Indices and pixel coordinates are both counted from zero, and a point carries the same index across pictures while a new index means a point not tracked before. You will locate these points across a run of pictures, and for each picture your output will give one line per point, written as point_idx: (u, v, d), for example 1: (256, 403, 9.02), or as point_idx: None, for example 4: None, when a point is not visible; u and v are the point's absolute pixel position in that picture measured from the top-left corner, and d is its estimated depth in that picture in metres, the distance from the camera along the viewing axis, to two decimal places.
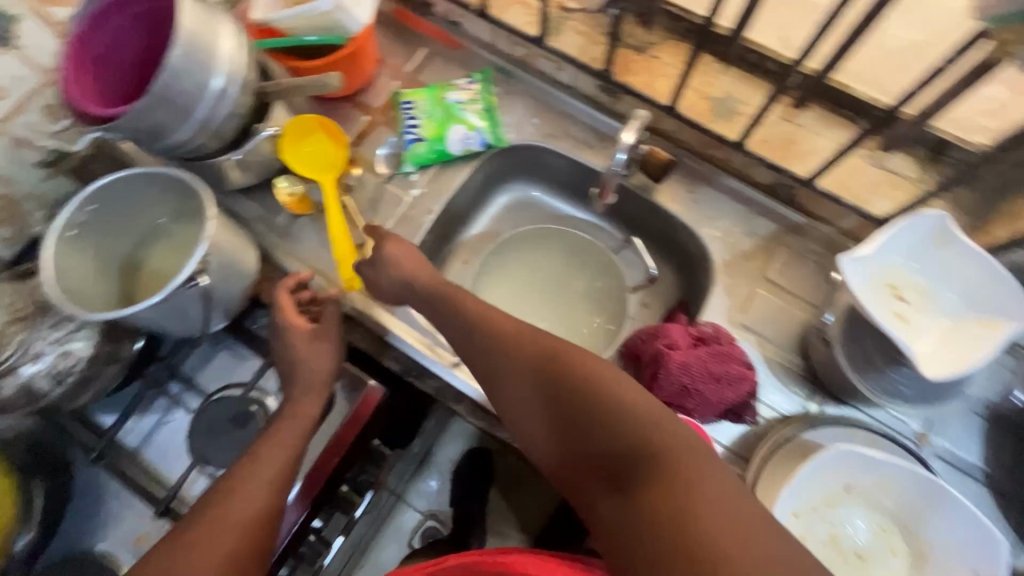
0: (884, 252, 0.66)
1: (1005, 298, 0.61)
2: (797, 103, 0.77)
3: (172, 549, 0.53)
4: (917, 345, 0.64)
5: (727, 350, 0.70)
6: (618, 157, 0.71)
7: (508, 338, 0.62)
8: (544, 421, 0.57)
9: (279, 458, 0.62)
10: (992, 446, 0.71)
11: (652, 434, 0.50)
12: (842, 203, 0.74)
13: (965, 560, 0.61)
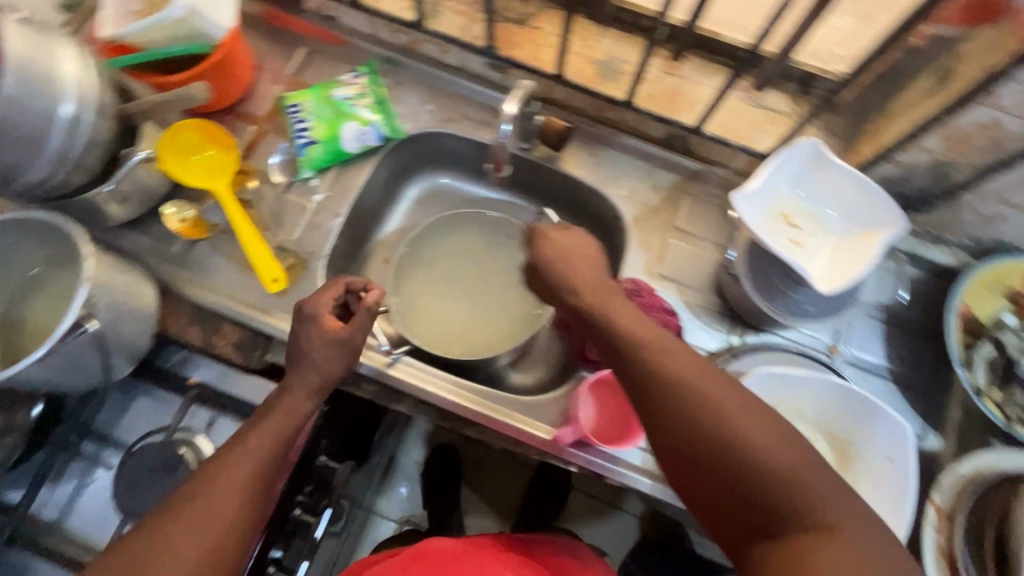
0: (772, 183, 0.71)
1: (877, 210, 0.67)
2: (676, 56, 0.79)
3: (181, 504, 0.50)
4: (813, 266, 0.68)
5: (649, 300, 0.73)
6: (504, 128, 0.71)
7: (654, 343, 0.53)
8: (675, 451, 0.50)
9: (262, 453, 0.55)
10: (891, 345, 0.78)
11: (812, 484, 0.46)
12: (730, 145, 0.78)
13: (880, 449, 0.65)
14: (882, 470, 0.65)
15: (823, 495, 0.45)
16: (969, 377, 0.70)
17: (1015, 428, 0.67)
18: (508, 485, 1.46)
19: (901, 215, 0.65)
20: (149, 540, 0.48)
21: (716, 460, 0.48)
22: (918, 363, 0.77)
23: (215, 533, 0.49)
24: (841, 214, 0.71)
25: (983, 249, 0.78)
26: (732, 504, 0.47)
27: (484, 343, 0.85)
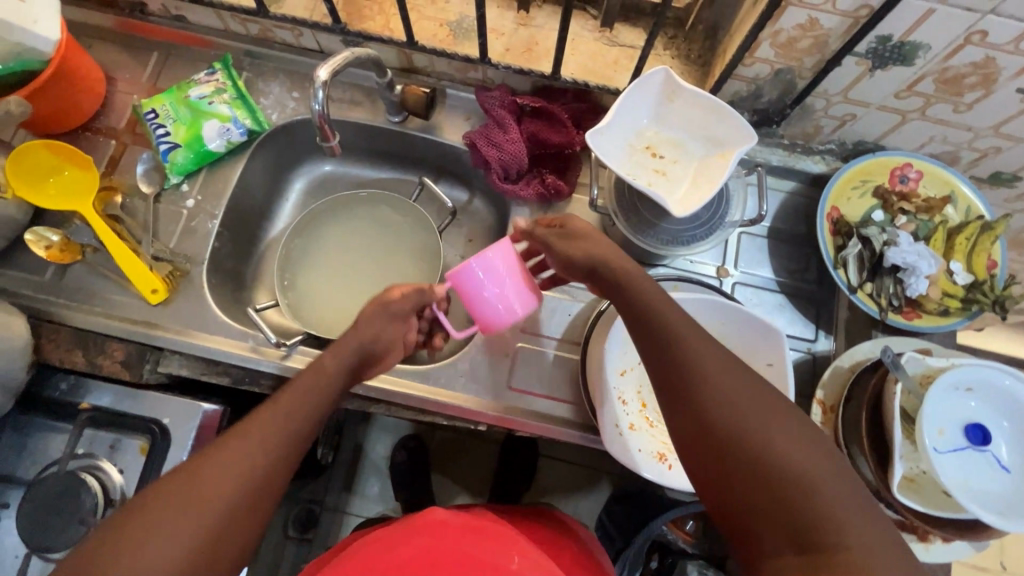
0: (629, 121, 0.71)
1: (732, 127, 0.67)
2: (526, 7, 0.79)
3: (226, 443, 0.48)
4: (675, 194, 0.70)
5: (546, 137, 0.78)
6: (316, 98, 0.61)
7: (691, 332, 0.51)
8: (698, 437, 0.47)
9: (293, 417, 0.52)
10: (778, 258, 0.80)
11: (840, 495, 0.42)
12: (592, 87, 0.78)
13: (761, 357, 0.67)
14: (763, 375, 0.67)
15: (848, 510, 0.41)
16: (843, 276, 0.72)
17: (887, 317, 0.70)
18: (473, 463, 1.47)
19: (748, 129, 0.65)
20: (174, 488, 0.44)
21: (738, 451, 0.45)
22: (806, 271, 0.80)
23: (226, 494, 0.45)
24: (702, 138, 0.71)
25: (848, 151, 0.80)
26: (752, 497, 0.43)
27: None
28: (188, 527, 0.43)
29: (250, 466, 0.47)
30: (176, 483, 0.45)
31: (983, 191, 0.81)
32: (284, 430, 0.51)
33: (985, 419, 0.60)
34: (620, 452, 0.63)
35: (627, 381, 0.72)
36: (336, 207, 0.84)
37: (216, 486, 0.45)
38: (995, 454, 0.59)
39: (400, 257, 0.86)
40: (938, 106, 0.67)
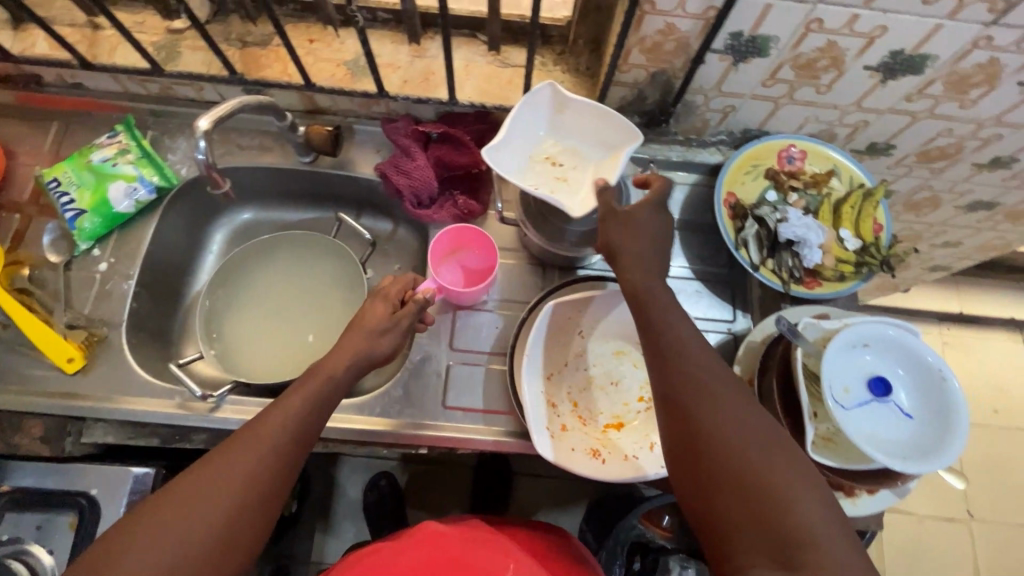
0: (525, 133, 0.74)
1: (621, 130, 0.71)
2: (420, 41, 0.82)
3: (228, 453, 0.51)
4: (577, 198, 0.73)
5: (454, 163, 0.81)
6: (199, 147, 0.63)
7: (703, 365, 0.54)
8: (695, 462, 0.50)
9: (288, 435, 0.54)
10: (691, 248, 0.84)
11: (822, 513, 0.45)
12: (490, 108, 0.81)
13: None
14: None
15: (833, 541, 0.44)
16: (745, 255, 0.76)
17: (791, 288, 0.74)
18: (446, 492, 1.45)
19: (634, 128, 0.69)
20: (178, 497, 0.48)
21: (733, 469, 0.48)
22: (718, 256, 0.84)
23: (227, 512, 0.48)
24: (597, 142, 0.75)
25: (738, 140, 0.85)
26: (742, 523, 0.46)
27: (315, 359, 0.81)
28: (189, 534, 0.47)
29: (244, 474, 0.50)
30: (179, 491, 0.48)
31: (865, 162, 0.87)
32: (273, 440, 0.53)
33: (883, 370, 0.64)
34: (551, 452, 0.64)
35: (555, 383, 0.74)
36: (257, 252, 0.85)
37: (214, 502, 0.48)
38: (898, 403, 0.63)
39: (326, 294, 0.86)
40: (802, 90, 0.73)
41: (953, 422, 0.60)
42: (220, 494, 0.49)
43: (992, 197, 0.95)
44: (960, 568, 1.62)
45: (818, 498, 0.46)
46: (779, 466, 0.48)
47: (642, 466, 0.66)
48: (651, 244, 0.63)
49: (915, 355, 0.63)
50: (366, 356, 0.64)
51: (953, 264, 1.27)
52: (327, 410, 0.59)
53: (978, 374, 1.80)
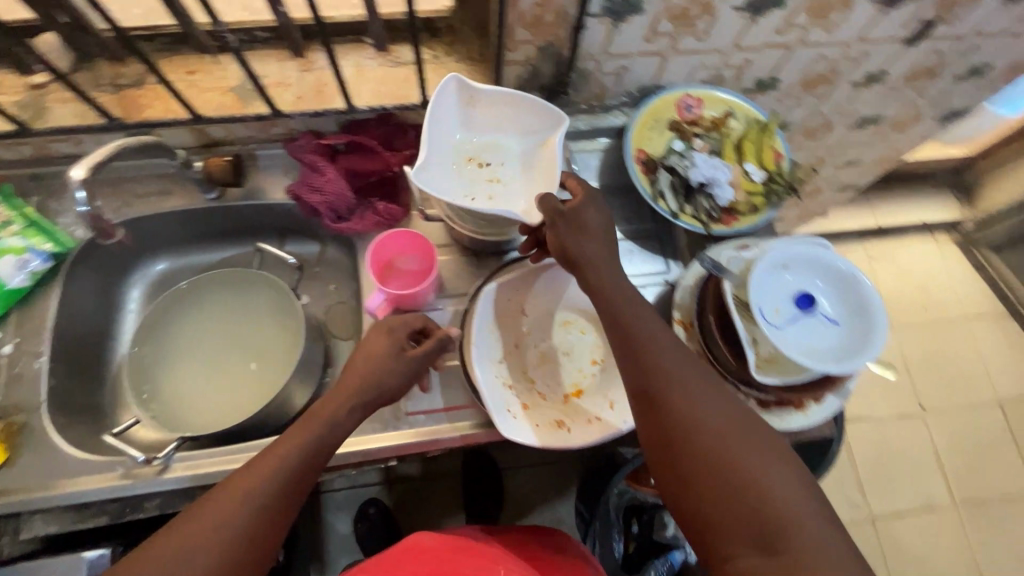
0: (445, 141, 0.74)
1: (534, 112, 0.73)
2: (305, 54, 0.80)
3: (217, 500, 0.50)
4: (517, 195, 0.74)
5: (366, 170, 0.79)
6: (78, 196, 0.62)
7: (679, 363, 0.56)
8: (673, 458, 0.52)
9: (276, 479, 0.53)
10: (615, 210, 0.86)
11: (799, 497, 0.48)
12: (390, 109, 0.80)
13: None
14: None
15: (813, 519, 0.47)
16: (664, 206, 0.78)
17: (712, 228, 0.77)
18: (436, 502, 1.44)
19: (553, 108, 0.71)
20: (161, 548, 0.47)
21: (713, 461, 0.50)
22: (642, 213, 0.86)
23: (210, 564, 0.47)
24: (516, 130, 0.76)
25: (637, 99, 0.88)
26: (726, 513, 0.48)
27: (261, 395, 0.78)
28: None
29: (231, 523, 0.49)
30: (165, 542, 0.47)
31: (757, 99, 0.92)
32: (263, 485, 0.52)
33: (804, 285, 0.68)
34: (515, 432, 0.65)
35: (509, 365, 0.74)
36: (178, 299, 0.79)
37: (197, 552, 0.47)
38: (824, 313, 0.66)
39: (263, 329, 0.82)
40: (684, 40, 0.76)
41: (873, 320, 0.64)
42: (203, 542, 0.47)
43: (876, 112, 1.02)
44: (922, 458, 1.75)
45: (794, 483, 0.49)
46: (756, 455, 0.50)
47: (606, 425, 0.67)
48: (606, 239, 0.66)
49: (829, 265, 0.68)
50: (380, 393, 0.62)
51: (858, 181, 1.36)
52: (322, 452, 0.57)
53: (904, 279, 1.95)
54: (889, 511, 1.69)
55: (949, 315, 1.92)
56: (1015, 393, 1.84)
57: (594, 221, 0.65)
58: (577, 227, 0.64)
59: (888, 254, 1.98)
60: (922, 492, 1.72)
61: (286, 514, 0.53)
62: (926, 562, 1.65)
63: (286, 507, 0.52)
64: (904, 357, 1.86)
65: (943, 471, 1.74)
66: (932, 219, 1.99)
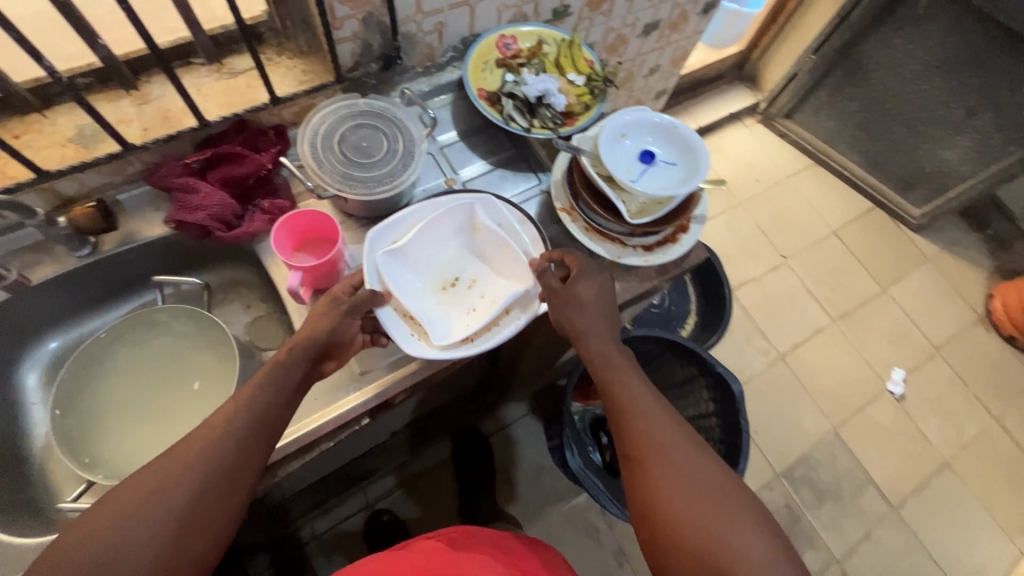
0: (415, 291, 0.80)
1: (457, 216, 0.82)
2: (139, 87, 0.81)
3: (186, 450, 0.58)
4: (500, 282, 0.82)
5: (239, 176, 0.81)
6: None
7: (660, 425, 0.69)
8: (648, 509, 0.65)
9: (236, 430, 0.61)
10: (478, 148, 0.97)
11: (748, 540, 0.60)
12: (242, 114, 0.83)
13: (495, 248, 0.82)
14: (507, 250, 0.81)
15: (758, 559, 0.59)
16: (517, 126, 0.90)
17: (561, 131, 0.91)
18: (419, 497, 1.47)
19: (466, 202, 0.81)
20: (136, 494, 0.54)
21: (679, 510, 0.62)
22: (501, 143, 0.98)
23: (182, 504, 0.55)
24: (447, 241, 0.84)
25: (463, 52, 0.99)
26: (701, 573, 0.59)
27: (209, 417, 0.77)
28: (147, 524, 0.53)
29: (196, 471, 0.57)
30: (139, 487, 0.55)
31: (560, 28, 1.08)
32: (222, 436, 0.59)
33: (643, 146, 0.84)
34: (423, 351, 0.74)
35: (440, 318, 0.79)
36: (85, 363, 0.75)
37: (167, 496, 0.55)
38: (662, 159, 0.83)
39: (185, 363, 0.80)
40: None
41: (696, 150, 0.82)
42: (173, 487, 0.55)
43: (652, 18, 1.24)
44: (798, 295, 2.10)
45: (746, 533, 0.60)
46: (717, 507, 0.62)
47: (501, 324, 0.77)
48: (606, 310, 0.78)
49: (653, 122, 0.84)
50: (326, 345, 0.69)
51: (666, 86, 1.61)
52: (278, 405, 0.65)
53: (732, 163, 2.32)
54: (790, 345, 2.00)
55: (775, 179, 2.31)
56: (841, 221, 2.26)
57: (589, 291, 0.77)
58: (578, 300, 0.76)
59: (715, 148, 2.34)
60: (808, 321, 2.05)
61: (245, 460, 0.60)
62: (830, 373, 1.98)
63: (249, 449, 0.61)
64: (756, 223, 2.21)
65: (816, 299, 2.10)
66: (736, 109, 2.38)
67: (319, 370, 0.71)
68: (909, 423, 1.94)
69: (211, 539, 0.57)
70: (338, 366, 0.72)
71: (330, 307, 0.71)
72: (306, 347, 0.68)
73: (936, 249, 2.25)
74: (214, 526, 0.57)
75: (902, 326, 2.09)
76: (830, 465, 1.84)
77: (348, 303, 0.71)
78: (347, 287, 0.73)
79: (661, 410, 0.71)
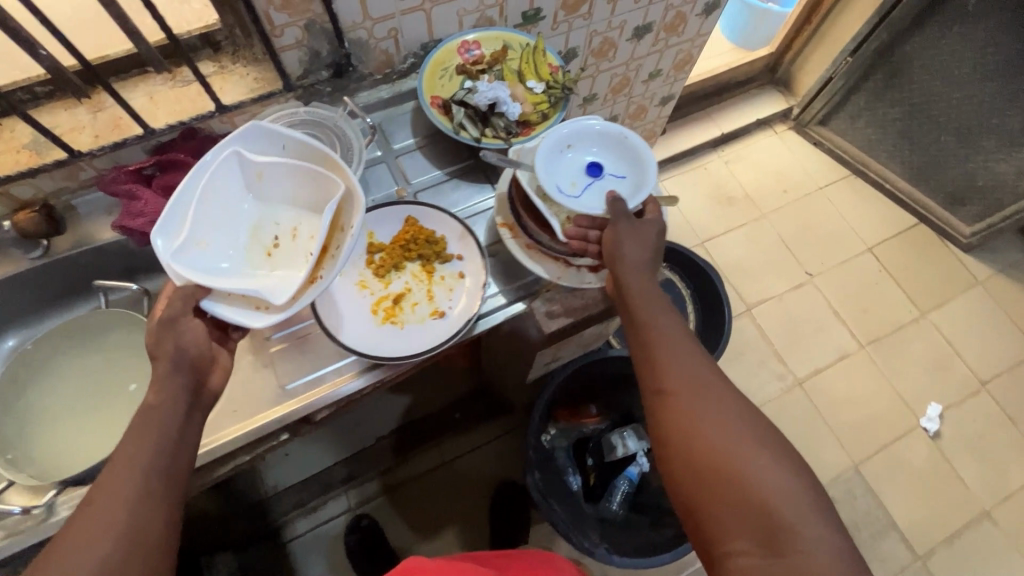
0: (233, 271, 0.73)
1: (223, 175, 0.73)
2: (92, 95, 0.82)
3: (105, 482, 0.56)
4: (318, 213, 0.76)
5: (178, 183, 0.82)
6: None
7: (688, 363, 0.68)
8: (677, 443, 0.65)
9: (152, 445, 0.59)
10: (433, 157, 0.94)
11: (781, 472, 0.60)
12: (189, 122, 0.84)
13: (287, 181, 0.76)
14: (301, 178, 0.75)
15: (790, 491, 0.59)
16: (466, 135, 0.87)
17: (512, 142, 0.87)
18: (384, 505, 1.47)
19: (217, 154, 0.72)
20: (72, 538, 0.52)
21: (709, 445, 0.63)
22: (458, 152, 0.94)
23: (123, 529, 0.54)
24: (241, 206, 0.77)
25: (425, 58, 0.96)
26: (732, 510, 0.59)
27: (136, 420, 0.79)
28: (90, 557, 0.52)
29: (122, 495, 0.55)
30: (71, 533, 0.53)
31: (532, 32, 1.03)
32: (139, 456, 0.57)
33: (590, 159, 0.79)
34: (265, 316, 0.68)
35: (278, 276, 0.74)
36: (27, 366, 0.79)
37: (105, 529, 0.53)
38: (610, 172, 0.78)
39: (120, 367, 0.82)
40: None
41: (644, 162, 0.76)
42: (109, 516, 0.54)
43: (643, 20, 1.17)
44: (823, 316, 1.93)
45: (777, 465, 0.61)
46: (748, 443, 0.62)
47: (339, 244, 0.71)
48: (653, 253, 0.74)
49: (594, 136, 0.79)
50: (191, 362, 0.65)
51: (672, 90, 1.52)
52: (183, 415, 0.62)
53: (759, 172, 2.17)
54: (810, 371, 1.85)
55: (806, 191, 2.14)
56: (880, 238, 2.07)
57: (650, 234, 0.74)
58: (633, 228, 0.73)
59: (741, 156, 2.20)
60: (833, 345, 1.89)
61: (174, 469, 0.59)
62: (855, 404, 1.81)
63: (172, 459, 0.59)
64: (781, 237, 2.06)
65: (843, 322, 1.93)
66: (766, 115, 2.22)
67: (205, 388, 0.67)
68: (944, 464, 1.75)
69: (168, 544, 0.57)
70: (224, 374, 0.69)
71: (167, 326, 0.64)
72: (169, 373, 0.63)
73: (989, 272, 2.02)
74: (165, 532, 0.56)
75: (944, 356, 1.89)
76: (848, 504, 1.68)
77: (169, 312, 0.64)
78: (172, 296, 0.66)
79: (693, 347, 0.70)
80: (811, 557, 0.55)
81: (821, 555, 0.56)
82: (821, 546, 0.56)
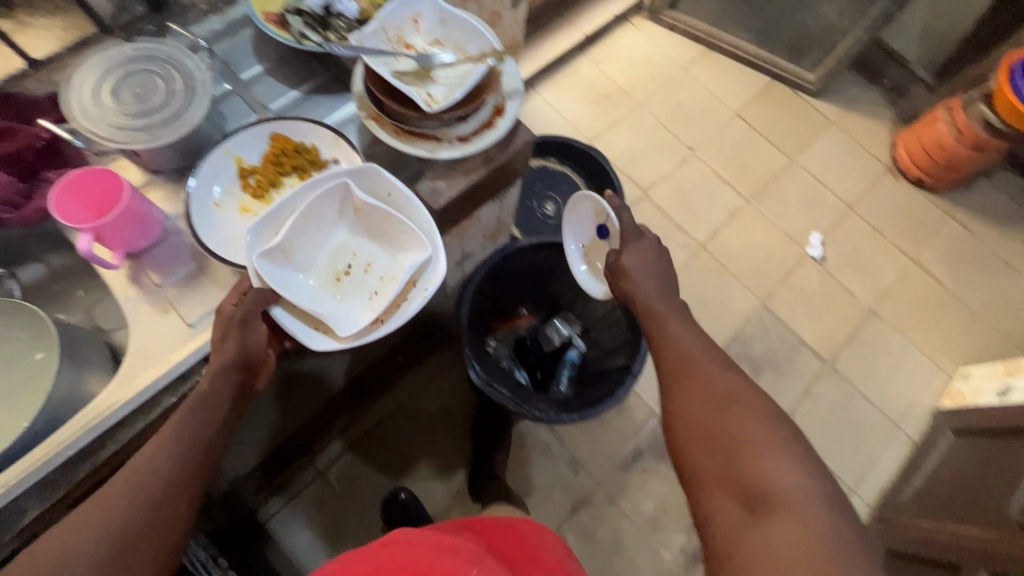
0: (304, 284, 0.81)
1: (327, 199, 0.80)
2: None
3: (159, 441, 0.67)
4: (397, 258, 0.84)
5: (13, 151, 0.78)
6: None
7: (699, 351, 0.84)
8: (681, 411, 0.80)
9: (198, 414, 0.69)
10: (286, 78, 0.91)
11: (770, 440, 0.71)
12: (3, 86, 0.79)
13: (378, 219, 0.82)
14: (392, 216, 0.80)
15: (775, 454, 0.69)
16: (310, 42, 0.86)
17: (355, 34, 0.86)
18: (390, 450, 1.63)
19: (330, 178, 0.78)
20: (123, 479, 0.64)
21: (707, 413, 0.76)
22: (311, 69, 0.92)
23: (162, 479, 0.65)
24: (330, 228, 0.84)
25: None
26: (718, 464, 0.72)
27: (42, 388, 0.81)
28: (131, 496, 0.63)
29: (168, 454, 0.66)
30: (123, 476, 0.64)
31: None
32: (188, 423, 0.68)
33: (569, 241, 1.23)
34: (328, 344, 0.76)
35: (341, 304, 0.83)
36: None
37: (148, 475, 0.64)
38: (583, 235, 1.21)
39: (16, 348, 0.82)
40: None
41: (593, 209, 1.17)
42: (154, 467, 0.65)
43: None
44: (710, 183, 2.10)
45: (768, 434, 0.71)
46: (745, 414, 0.74)
47: (408, 300, 0.80)
48: (655, 264, 0.99)
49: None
50: (246, 361, 0.73)
51: None
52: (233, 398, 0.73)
53: (628, 66, 2.27)
54: (708, 234, 2.02)
55: (672, 73, 2.27)
56: (743, 102, 2.25)
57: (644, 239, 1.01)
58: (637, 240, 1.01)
59: (608, 54, 2.28)
60: (723, 207, 2.07)
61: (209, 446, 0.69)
62: (751, 252, 2.01)
63: (209, 432, 0.70)
64: (660, 122, 2.18)
65: (727, 184, 2.11)
66: (621, 9, 2.31)
67: (251, 386, 0.76)
68: (833, 283, 1.99)
69: (189, 509, 0.66)
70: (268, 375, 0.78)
71: (231, 322, 0.72)
72: (226, 368, 0.71)
73: (838, 111, 2.26)
74: (187, 498, 0.66)
75: (815, 192, 2.12)
76: (763, 337, 1.90)
77: (240, 312, 0.72)
78: (238, 296, 0.74)
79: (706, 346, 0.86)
80: (788, 509, 0.64)
81: (799, 507, 0.64)
82: (803, 501, 0.65)
